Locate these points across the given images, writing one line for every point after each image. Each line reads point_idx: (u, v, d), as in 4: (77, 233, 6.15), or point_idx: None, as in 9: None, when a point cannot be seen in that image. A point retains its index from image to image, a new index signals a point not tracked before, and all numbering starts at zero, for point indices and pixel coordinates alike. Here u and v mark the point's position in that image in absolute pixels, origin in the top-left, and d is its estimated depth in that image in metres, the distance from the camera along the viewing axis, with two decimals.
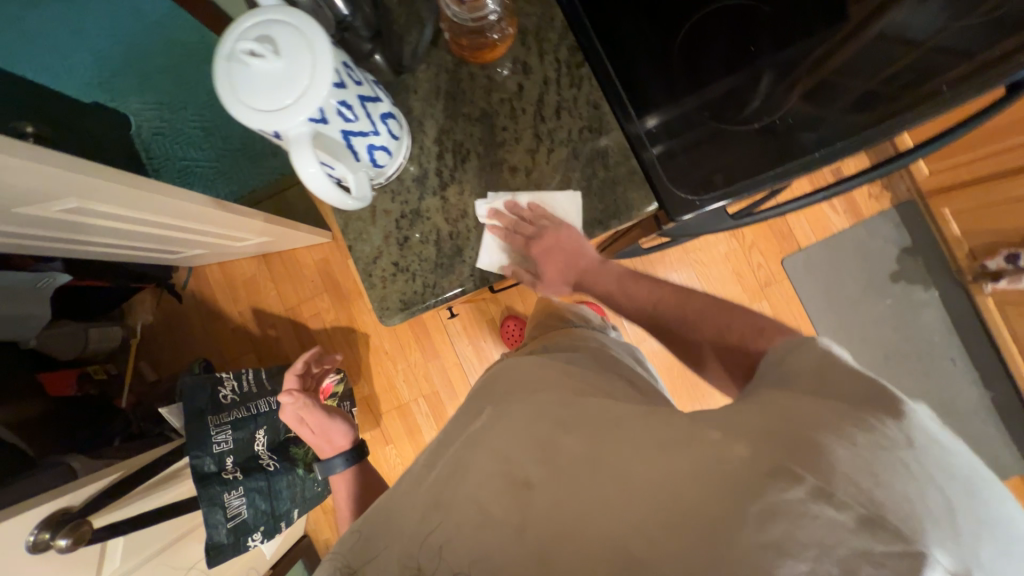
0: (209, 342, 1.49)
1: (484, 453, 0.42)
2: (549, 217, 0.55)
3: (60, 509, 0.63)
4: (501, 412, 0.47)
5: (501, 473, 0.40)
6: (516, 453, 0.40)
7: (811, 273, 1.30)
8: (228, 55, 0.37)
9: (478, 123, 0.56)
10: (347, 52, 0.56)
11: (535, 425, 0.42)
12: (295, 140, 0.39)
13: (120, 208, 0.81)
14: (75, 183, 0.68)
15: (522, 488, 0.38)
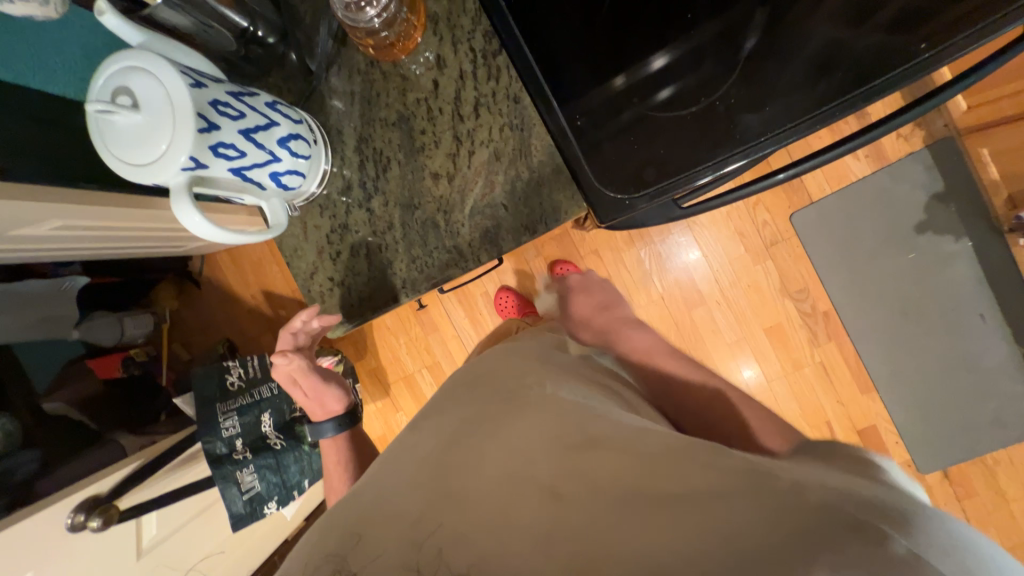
0: (229, 324, 1.61)
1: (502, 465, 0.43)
2: (476, 223, 0.53)
3: (93, 495, 0.74)
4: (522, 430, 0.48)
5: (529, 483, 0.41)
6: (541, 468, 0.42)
7: (823, 229, 1.20)
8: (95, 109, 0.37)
9: (395, 128, 0.53)
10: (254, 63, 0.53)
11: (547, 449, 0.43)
12: (174, 188, 0.39)
13: (104, 221, 0.86)
14: (51, 208, 0.72)
15: (551, 497, 0.39)
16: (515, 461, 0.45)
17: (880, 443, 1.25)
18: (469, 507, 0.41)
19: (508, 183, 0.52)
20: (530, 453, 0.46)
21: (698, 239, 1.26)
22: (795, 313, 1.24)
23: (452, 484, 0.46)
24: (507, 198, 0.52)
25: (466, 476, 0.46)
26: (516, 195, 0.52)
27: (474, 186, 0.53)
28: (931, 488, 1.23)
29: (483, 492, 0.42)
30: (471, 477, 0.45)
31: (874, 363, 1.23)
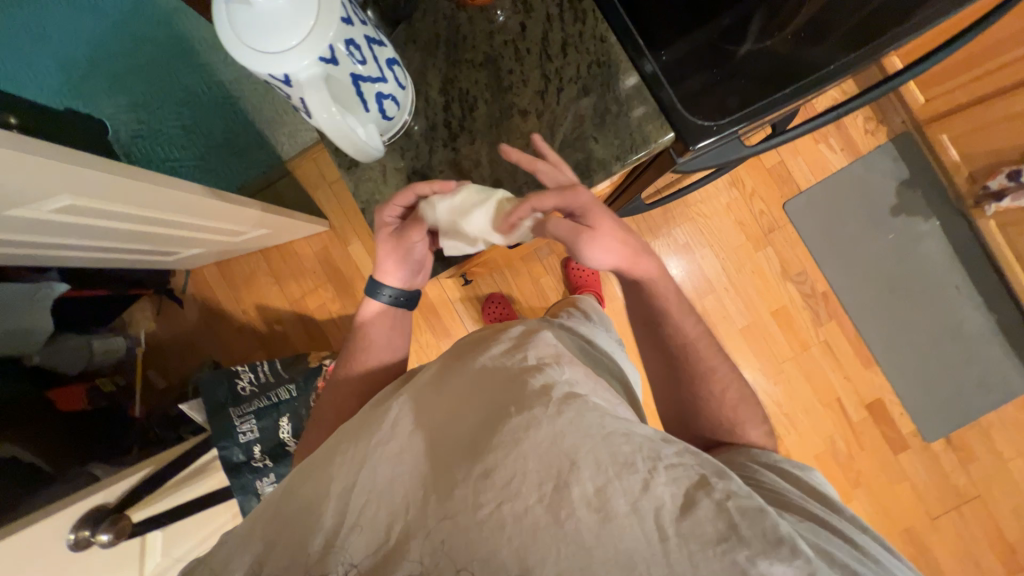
0: (212, 346, 1.46)
1: (512, 467, 0.39)
2: (565, 157, 0.54)
3: (97, 506, 0.64)
4: (535, 418, 0.42)
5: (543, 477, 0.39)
6: (556, 468, 0.39)
7: (813, 216, 1.31)
8: None
9: (482, 68, 0.54)
10: None
11: (557, 452, 0.40)
12: (309, 82, 0.38)
13: (114, 203, 0.79)
14: (69, 176, 0.66)
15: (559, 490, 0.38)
16: (546, 456, 0.39)
17: (886, 415, 1.31)
18: (489, 501, 0.38)
19: (596, 117, 0.54)
20: (570, 447, 0.40)
21: (703, 230, 1.33)
22: (798, 296, 1.32)
23: (466, 470, 0.40)
24: (596, 131, 0.54)
25: (492, 456, 0.40)
26: (606, 128, 0.54)
27: (564, 121, 0.54)
28: (938, 456, 1.29)
29: (508, 490, 0.39)
30: (500, 458, 0.40)
31: (872, 338, 1.31)
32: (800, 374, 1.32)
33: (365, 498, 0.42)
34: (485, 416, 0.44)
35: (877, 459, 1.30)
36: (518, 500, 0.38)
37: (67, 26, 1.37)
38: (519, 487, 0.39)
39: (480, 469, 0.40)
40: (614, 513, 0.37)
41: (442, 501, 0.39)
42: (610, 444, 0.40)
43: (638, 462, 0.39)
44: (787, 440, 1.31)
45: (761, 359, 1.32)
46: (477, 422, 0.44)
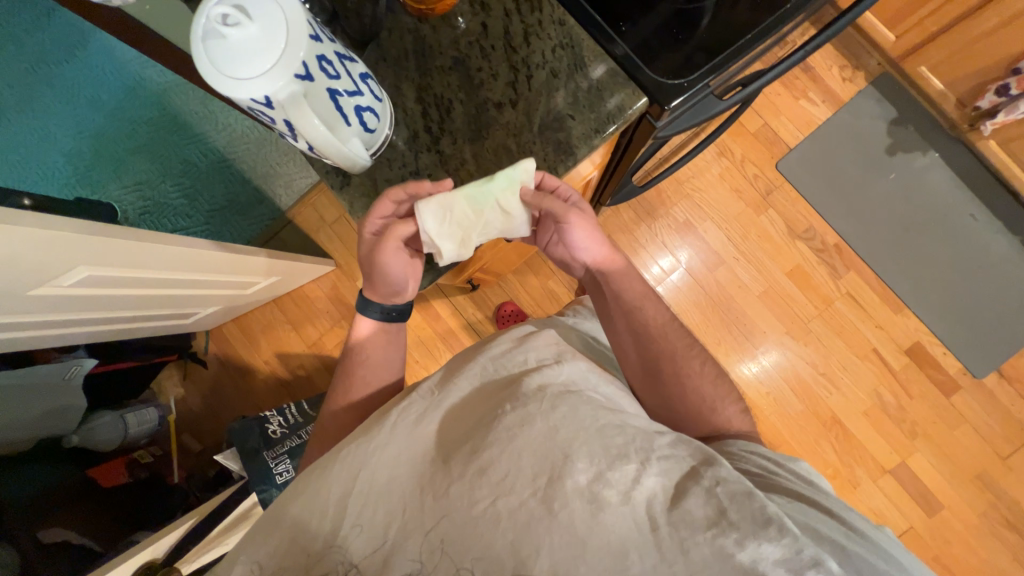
0: (240, 401, 1.48)
1: (509, 466, 0.39)
2: (545, 140, 0.55)
3: (147, 561, 0.65)
4: (529, 413, 0.41)
5: (540, 470, 0.39)
6: (549, 461, 0.39)
7: (808, 171, 1.30)
8: (203, 34, 0.37)
9: (453, 72, 0.57)
10: None
11: (550, 447, 0.39)
12: (290, 101, 0.40)
13: (128, 269, 0.82)
14: (83, 246, 0.69)
15: (553, 480, 0.38)
16: (540, 450, 0.39)
17: (928, 359, 1.25)
18: (483, 499, 0.38)
19: (569, 96, 0.55)
20: (565, 440, 0.40)
21: (701, 204, 1.32)
22: (810, 252, 1.29)
23: (461, 471, 0.40)
24: (571, 109, 0.55)
25: (488, 452, 0.40)
26: (580, 104, 0.55)
27: (539, 105, 0.55)
28: (993, 392, 1.23)
29: (503, 485, 0.39)
30: (496, 453, 0.40)
31: (896, 282, 1.27)
32: (829, 331, 1.28)
33: (364, 501, 0.41)
34: (480, 417, 0.44)
35: (929, 405, 1.24)
36: (512, 496, 0.38)
37: (72, 126, 1.47)
38: (513, 482, 0.38)
39: (476, 469, 0.39)
40: (606, 503, 0.37)
41: (439, 504, 0.39)
42: (605, 437, 0.40)
43: (631, 453, 0.40)
44: (829, 401, 1.26)
45: (786, 322, 1.29)
46: (472, 423, 0.44)
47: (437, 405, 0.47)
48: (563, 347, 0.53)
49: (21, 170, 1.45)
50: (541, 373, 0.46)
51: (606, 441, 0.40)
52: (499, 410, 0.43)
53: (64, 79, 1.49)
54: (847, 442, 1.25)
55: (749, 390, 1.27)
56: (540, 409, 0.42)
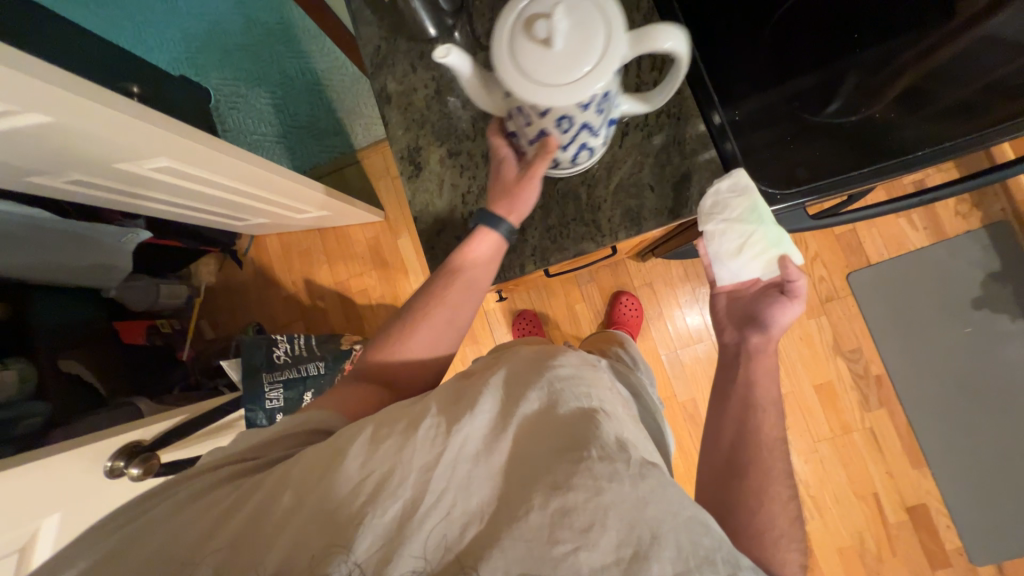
0: (261, 309, 1.56)
1: (596, 519, 0.35)
2: (618, 202, 0.54)
3: (135, 441, 0.73)
4: (625, 477, 0.37)
5: (621, 535, 0.35)
6: (637, 527, 0.35)
7: (879, 291, 1.22)
8: (531, 76, 0.36)
9: None
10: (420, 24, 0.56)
11: (641, 515, 0.36)
12: (632, 41, 0.37)
13: (202, 169, 0.87)
14: (167, 140, 0.74)
15: (641, 555, 0.35)
16: (627, 519, 0.35)
17: (929, 525, 1.18)
18: (565, 547, 0.35)
19: (656, 169, 0.55)
20: (652, 514, 0.36)
21: None
22: (848, 374, 1.23)
23: (544, 502, 0.36)
24: (654, 180, 0.54)
25: (573, 495, 0.36)
26: (666, 179, 0.54)
27: (621, 166, 0.55)
28: None
29: (589, 540, 0.35)
30: (582, 498, 0.36)
31: (926, 438, 1.19)
32: (836, 458, 1.22)
33: (433, 496, 0.38)
34: (556, 448, 0.39)
35: (911, 570, 1.17)
36: (594, 551, 0.35)
37: (197, 8, 1.55)
38: (598, 538, 0.35)
39: (557, 508, 0.36)
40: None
41: (511, 526, 0.36)
42: (687, 515, 0.37)
43: (717, 560, 0.35)
44: (810, 525, 1.22)
45: (795, 434, 1.24)
46: (546, 453, 0.39)
47: (501, 414, 0.42)
48: (615, 398, 0.46)
49: (140, 32, 1.55)
50: (616, 426, 0.41)
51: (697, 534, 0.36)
52: (590, 457, 0.37)
53: None
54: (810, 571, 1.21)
55: None
56: (634, 472, 0.37)
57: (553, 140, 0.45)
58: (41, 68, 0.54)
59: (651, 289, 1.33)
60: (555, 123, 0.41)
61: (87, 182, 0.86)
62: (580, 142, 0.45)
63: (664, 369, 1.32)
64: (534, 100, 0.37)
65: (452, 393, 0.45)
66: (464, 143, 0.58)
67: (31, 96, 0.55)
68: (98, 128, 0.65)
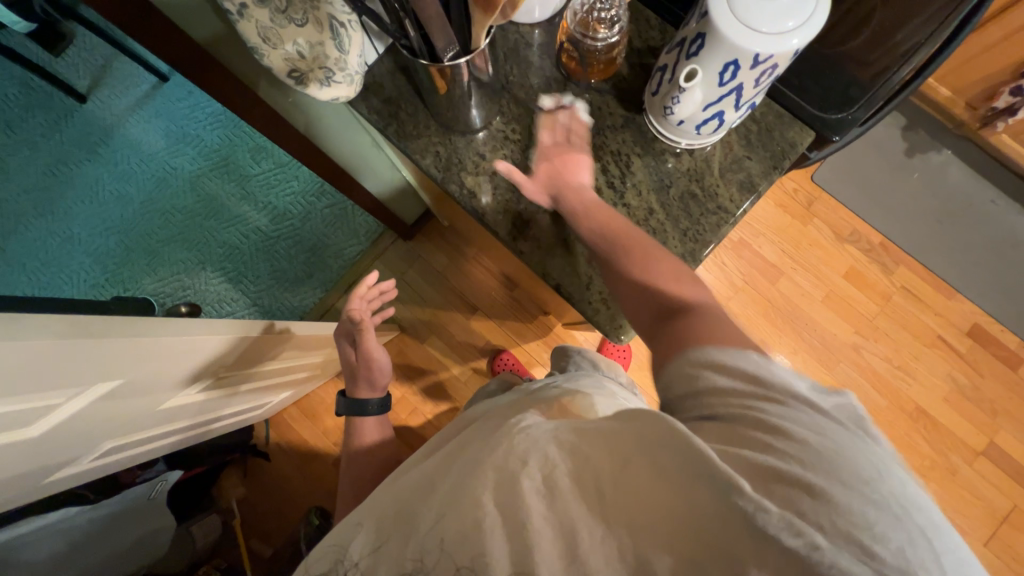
0: (312, 490, 1.35)
1: (475, 477, 0.42)
2: (729, 180, 0.58)
3: None
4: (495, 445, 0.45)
5: (497, 479, 0.41)
6: (507, 471, 0.41)
7: (841, 180, 1.41)
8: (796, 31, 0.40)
9: (626, 129, 0.59)
10: (476, 110, 0.57)
11: (501, 461, 0.42)
12: None
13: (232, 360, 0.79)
14: (204, 345, 0.67)
15: (511, 489, 0.39)
16: (501, 463, 0.42)
17: (989, 337, 1.33)
18: (457, 517, 0.40)
19: (742, 136, 0.58)
20: (522, 449, 0.42)
21: (751, 222, 1.41)
22: (859, 254, 1.38)
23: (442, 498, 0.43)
24: (747, 149, 0.58)
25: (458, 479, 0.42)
26: (754, 144, 0.58)
27: (714, 152, 0.58)
28: None
29: (473, 499, 0.40)
30: (469, 473, 0.43)
31: (945, 271, 1.36)
32: (893, 324, 1.35)
33: (379, 530, 0.46)
34: (463, 456, 0.48)
35: (999, 379, 1.32)
36: (476, 509, 0.39)
37: (99, 224, 1.42)
38: (478, 496, 0.40)
39: (453, 499, 0.41)
40: (561, 491, 0.38)
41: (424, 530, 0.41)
42: (563, 433, 0.43)
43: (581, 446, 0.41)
44: (909, 391, 1.33)
45: (854, 323, 1.36)
46: (458, 461, 0.47)
47: (448, 452, 0.53)
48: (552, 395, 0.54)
49: (41, 278, 1.37)
50: (529, 412, 0.50)
51: (550, 445, 0.42)
52: (486, 442, 0.46)
53: (87, 179, 1.43)
54: (936, 430, 1.31)
55: None
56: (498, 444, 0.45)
57: (735, 106, 0.48)
58: (61, 323, 0.44)
59: None
60: (755, 81, 0.44)
61: (114, 448, 0.73)
62: (753, 100, 0.48)
63: None
64: (755, 50, 0.40)
65: (424, 463, 0.55)
66: None
67: (62, 356, 0.45)
68: (144, 363, 0.57)
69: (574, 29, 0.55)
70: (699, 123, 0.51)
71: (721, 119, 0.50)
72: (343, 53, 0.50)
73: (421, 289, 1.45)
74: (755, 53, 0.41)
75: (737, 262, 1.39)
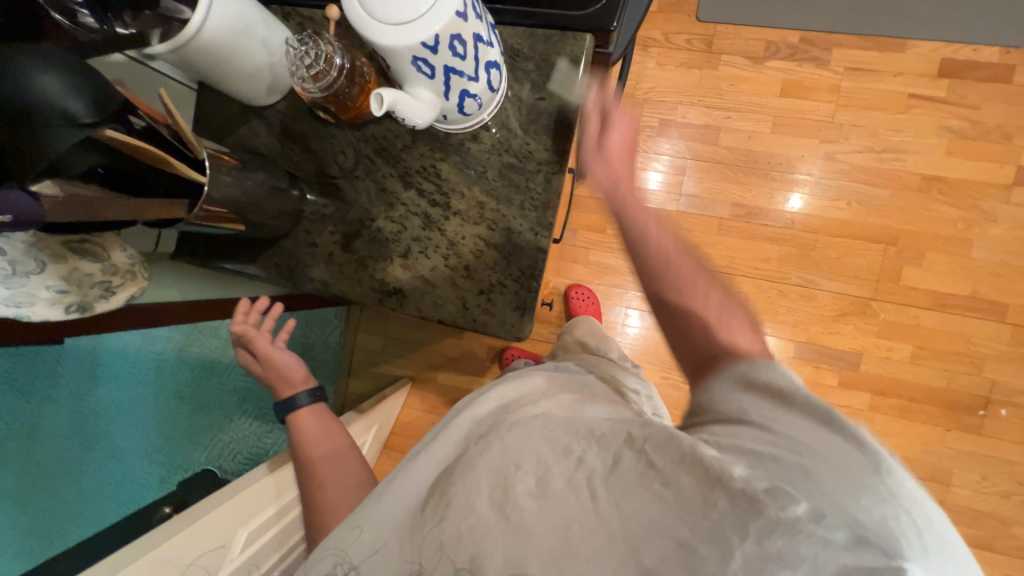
0: None
1: (470, 478, 0.42)
2: (535, 132, 0.54)
3: None
4: (493, 446, 0.44)
5: (488, 486, 0.41)
6: (497, 473, 0.41)
7: (728, 1, 1.27)
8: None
9: (418, 143, 0.56)
10: (275, 209, 0.56)
11: (493, 465, 0.42)
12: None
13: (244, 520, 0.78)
14: (187, 540, 0.68)
15: (501, 492, 0.40)
16: (493, 467, 0.42)
17: (964, 65, 1.18)
18: (452, 517, 0.40)
19: (522, 81, 0.54)
20: (514, 452, 0.42)
21: (663, 97, 1.31)
22: (785, 63, 1.25)
23: (433, 508, 0.43)
24: (536, 92, 0.54)
25: (452, 487, 0.43)
26: (539, 82, 0.54)
27: (508, 112, 0.54)
28: None
29: (466, 502, 0.41)
30: (458, 480, 0.43)
31: (882, 26, 1.21)
32: (856, 112, 1.23)
33: (369, 549, 0.44)
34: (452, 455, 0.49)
35: (995, 102, 1.17)
36: (472, 513, 0.40)
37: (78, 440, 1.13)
38: (470, 499, 0.41)
39: (446, 505, 0.42)
40: (553, 491, 0.39)
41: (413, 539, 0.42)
42: (554, 433, 0.43)
43: (574, 445, 0.41)
44: (907, 167, 1.21)
45: (817, 134, 1.24)
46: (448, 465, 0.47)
47: (430, 455, 0.51)
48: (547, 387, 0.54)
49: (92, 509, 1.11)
50: (516, 408, 0.50)
51: (550, 446, 0.42)
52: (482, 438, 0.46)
53: None
54: (953, 189, 1.19)
55: (828, 213, 1.24)
56: (493, 447, 0.44)
57: (469, 78, 0.44)
58: None
59: None
60: (455, 55, 0.41)
61: None
62: (484, 59, 0.44)
63: (692, 213, 1.29)
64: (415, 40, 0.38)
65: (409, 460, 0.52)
66: (403, 238, 0.57)
67: None
68: None
69: (308, 91, 0.49)
70: (458, 108, 0.48)
71: (471, 94, 0.47)
72: (108, 259, 0.53)
73: (410, 336, 1.47)
74: (421, 41, 0.38)
75: (670, 143, 1.30)
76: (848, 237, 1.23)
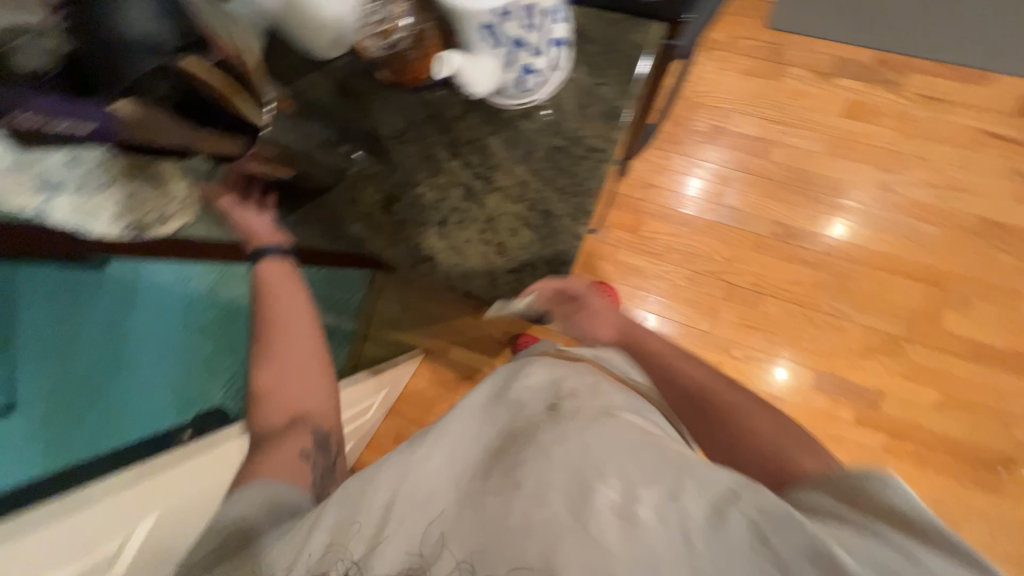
0: None
1: (546, 475, 0.36)
2: (588, 118, 0.54)
3: None
4: (580, 443, 0.37)
5: (568, 491, 0.35)
6: (583, 482, 0.35)
7: (802, 13, 1.22)
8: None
9: (470, 113, 0.57)
10: None
11: (579, 469, 0.36)
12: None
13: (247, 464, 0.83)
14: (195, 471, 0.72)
15: (585, 507, 0.34)
16: (576, 466, 0.36)
17: None
18: (518, 512, 0.34)
19: (584, 65, 0.54)
20: (606, 458, 0.36)
21: (719, 102, 1.27)
22: (852, 84, 1.21)
23: (492, 490, 0.36)
24: (595, 77, 0.54)
25: (519, 474, 0.36)
26: (600, 68, 0.53)
27: (564, 94, 0.54)
28: None
29: (540, 491, 0.35)
30: (530, 468, 0.36)
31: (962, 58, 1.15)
32: (920, 143, 1.18)
33: (400, 518, 0.37)
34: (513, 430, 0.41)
35: None
36: (544, 506, 0.34)
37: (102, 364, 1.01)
38: (546, 501, 0.34)
39: (510, 496, 0.35)
40: (643, 519, 0.33)
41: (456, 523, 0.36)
42: (646, 447, 0.37)
43: (670, 472, 0.36)
44: (965, 208, 1.16)
45: (874, 161, 1.19)
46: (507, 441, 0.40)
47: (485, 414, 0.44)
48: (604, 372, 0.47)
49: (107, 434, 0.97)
50: (600, 398, 0.42)
51: (645, 465, 0.36)
52: (557, 424, 0.39)
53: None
54: (1011, 238, 1.14)
55: (873, 244, 1.19)
56: (576, 444, 0.37)
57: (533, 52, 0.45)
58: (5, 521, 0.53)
59: (656, 187, 1.28)
60: None
61: None
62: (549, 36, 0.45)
63: (730, 225, 1.25)
64: None
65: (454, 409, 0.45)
66: (442, 207, 0.58)
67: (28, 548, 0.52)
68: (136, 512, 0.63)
69: (370, 45, 0.52)
70: (516, 82, 0.49)
71: (532, 70, 0.47)
72: (165, 186, 0.54)
73: None
74: None
75: (718, 151, 1.27)
76: (891, 272, 1.18)
